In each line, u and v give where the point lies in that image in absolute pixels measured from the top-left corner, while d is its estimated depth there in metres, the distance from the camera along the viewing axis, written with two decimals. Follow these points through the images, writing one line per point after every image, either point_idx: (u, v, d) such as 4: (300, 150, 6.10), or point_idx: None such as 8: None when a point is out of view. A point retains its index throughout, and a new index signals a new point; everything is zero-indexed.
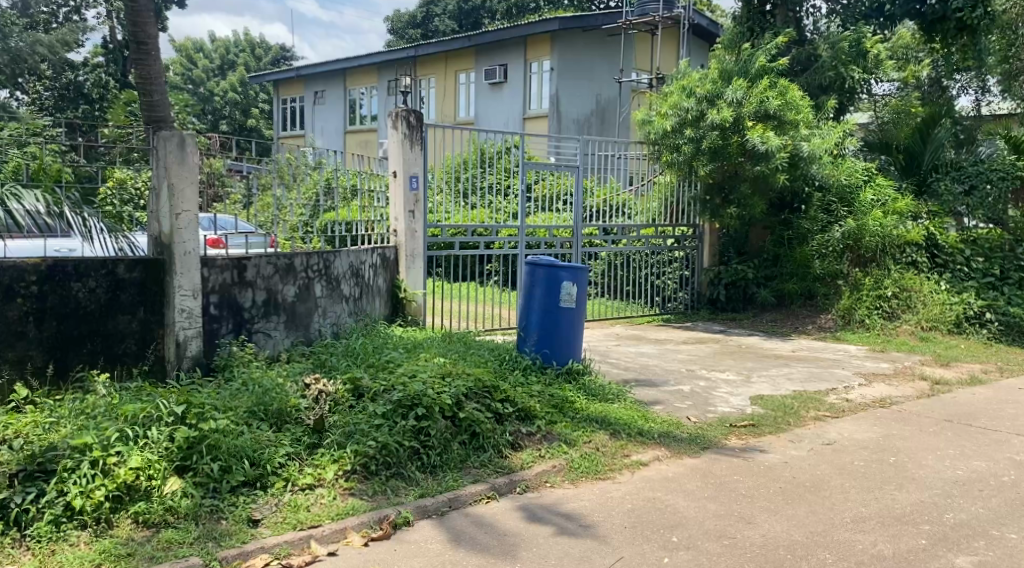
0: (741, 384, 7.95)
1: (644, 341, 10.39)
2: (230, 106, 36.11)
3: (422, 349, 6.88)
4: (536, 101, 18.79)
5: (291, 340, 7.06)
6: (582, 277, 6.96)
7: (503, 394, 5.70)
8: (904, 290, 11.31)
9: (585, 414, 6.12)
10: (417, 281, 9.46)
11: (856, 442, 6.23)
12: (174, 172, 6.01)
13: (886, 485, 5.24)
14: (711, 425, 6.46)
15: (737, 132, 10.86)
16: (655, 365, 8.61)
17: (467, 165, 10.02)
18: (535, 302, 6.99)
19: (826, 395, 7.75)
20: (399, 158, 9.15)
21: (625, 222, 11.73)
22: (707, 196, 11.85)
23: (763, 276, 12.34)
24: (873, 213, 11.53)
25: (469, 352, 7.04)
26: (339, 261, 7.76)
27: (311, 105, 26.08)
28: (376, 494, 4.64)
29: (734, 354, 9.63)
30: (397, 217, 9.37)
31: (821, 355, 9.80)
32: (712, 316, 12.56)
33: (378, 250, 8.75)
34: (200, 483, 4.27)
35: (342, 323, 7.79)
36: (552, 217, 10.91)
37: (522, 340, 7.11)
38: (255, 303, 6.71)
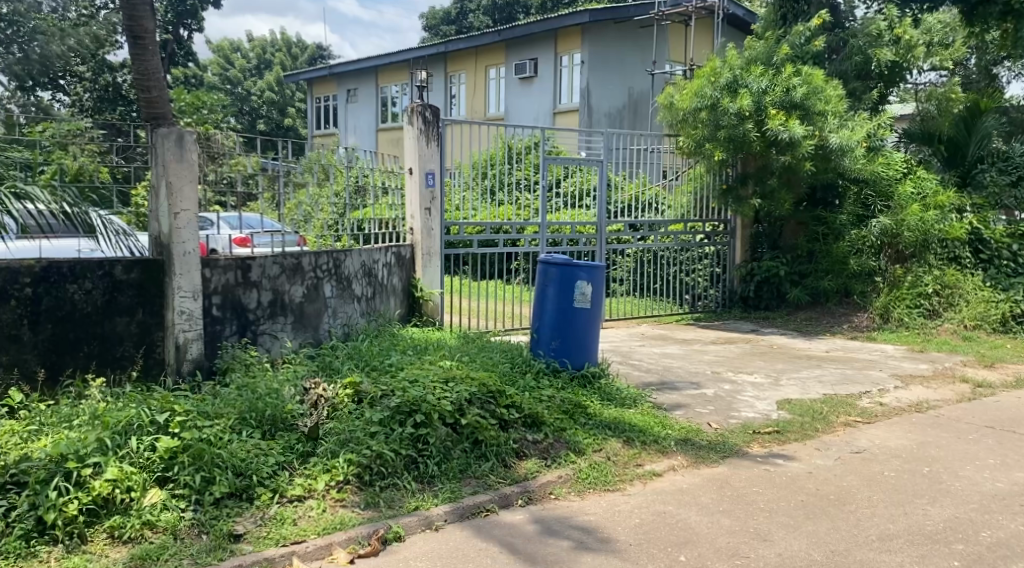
0: (769, 387, 7.59)
1: (671, 341, 10.05)
2: (268, 106, 36.39)
3: (432, 352, 6.66)
4: (567, 95, 18.47)
5: (299, 342, 6.87)
6: (598, 276, 6.68)
7: (509, 400, 5.45)
8: (946, 288, 10.83)
9: (598, 420, 5.84)
10: (434, 280, 9.25)
11: (887, 451, 5.86)
12: (172, 170, 5.85)
13: (918, 499, 4.87)
14: (733, 431, 6.13)
15: (755, 121, 10.49)
16: (679, 367, 8.27)
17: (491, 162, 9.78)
18: (549, 302, 6.71)
19: (859, 399, 7.35)
20: (415, 154, 8.98)
21: (653, 218, 11.39)
22: (731, 188, 11.51)
23: (797, 274, 11.87)
24: (911, 207, 10.96)
25: (480, 355, 6.79)
26: (350, 260, 7.57)
27: (344, 103, 26.06)
28: (369, 506, 4.40)
29: (764, 354, 9.25)
30: (414, 215, 9.16)
31: (855, 355, 9.37)
32: (745, 315, 12.16)
33: (392, 249, 8.56)
34: (181, 494, 4.12)
35: (354, 324, 7.59)
36: (576, 213, 10.61)
37: (536, 342, 6.84)
38: (261, 304, 6.53)
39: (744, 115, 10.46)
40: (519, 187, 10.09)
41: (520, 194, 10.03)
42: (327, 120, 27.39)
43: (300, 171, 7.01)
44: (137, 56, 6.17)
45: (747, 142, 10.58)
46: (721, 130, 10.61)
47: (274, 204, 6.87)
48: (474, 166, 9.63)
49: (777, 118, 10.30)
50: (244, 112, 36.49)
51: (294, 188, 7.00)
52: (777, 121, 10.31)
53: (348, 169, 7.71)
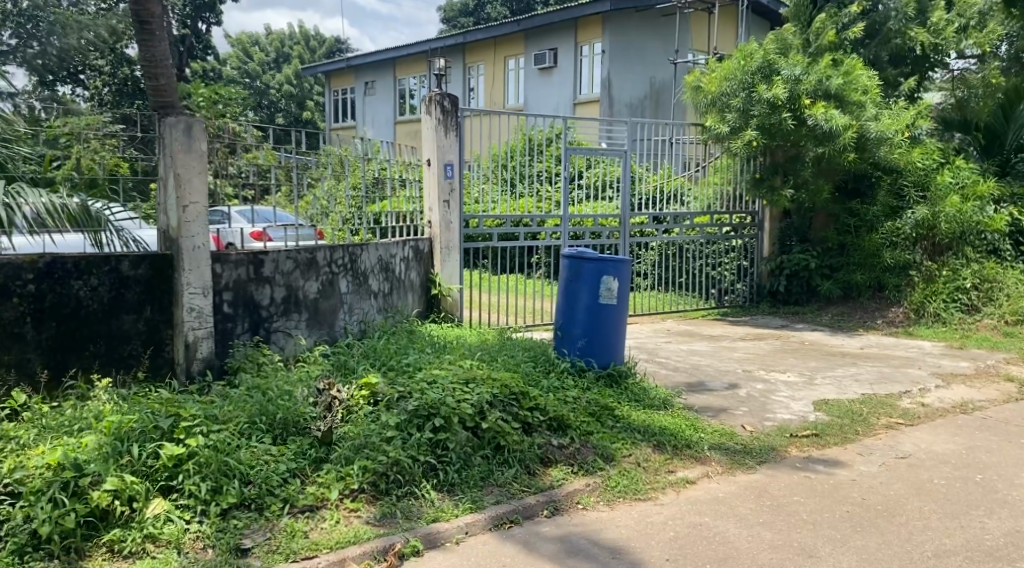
0: (803, 387, 7.26)
1: (699, 338, 9.73)
2: (287, 99, 36.34)
3: (452, 350, 6.39)
4: (587, 85, 18.12)
5: (314, 340, 6.62)
6: (625, 270, 6.37)
7: (532, 402, 5.17)
8: (986, 282, 10.50)
9: (626, 423, 5.55)
10: (453, 275, 8.98)
11: (934, 456, 5.53)
12: (181, 160, 5.59)
13: (974, 510, 4.54)
14: (769, 435, 5.81)
15: (789, 109, 10.12)
16: (708, 365, 7.95)
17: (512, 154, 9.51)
18: (575, 299, 6.42)
19: (899, 399, 7.02)
20: (433, 145, 8.71)
21: (678, 210, 11.05)
22: (760, 178, 11.15)
23: (827, 267, 11.50)
24: (950, 198, 10.58)
25: (500, 353, 6.51)
26: (367, 255, 7.32)
27: (362, 96, 25.84)
28: (385, 517, 4.13)
29: (796, 352, 8.91)
30: (432, 208, 8.88)
31: (891, 352, 9.03)
32: (773, 310, 11.80)
33: (410, 243, 8.30)
34: (186, 505, 3.86)
35: (371, 320, 7.34)
36: (599, 206, 10.30)
37: (561, 340, 6.55)
38: (274, 300, 6.29)
39: (777, 103, 10.09)
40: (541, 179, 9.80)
41: (541, 185, 9.74)
42: (344, 113, 27.17)
43: (316, 164, 6.77)
44: (143, 41, 5.90)
45: (783, 132, 10.22)
46: (755, 120, 10.26)
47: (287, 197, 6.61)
48: (495, 157, 9.35)
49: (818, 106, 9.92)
50: (262, 106, 36.33)
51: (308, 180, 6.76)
52: (816, 109, 9.94)
53: (364, 161, 7.43)
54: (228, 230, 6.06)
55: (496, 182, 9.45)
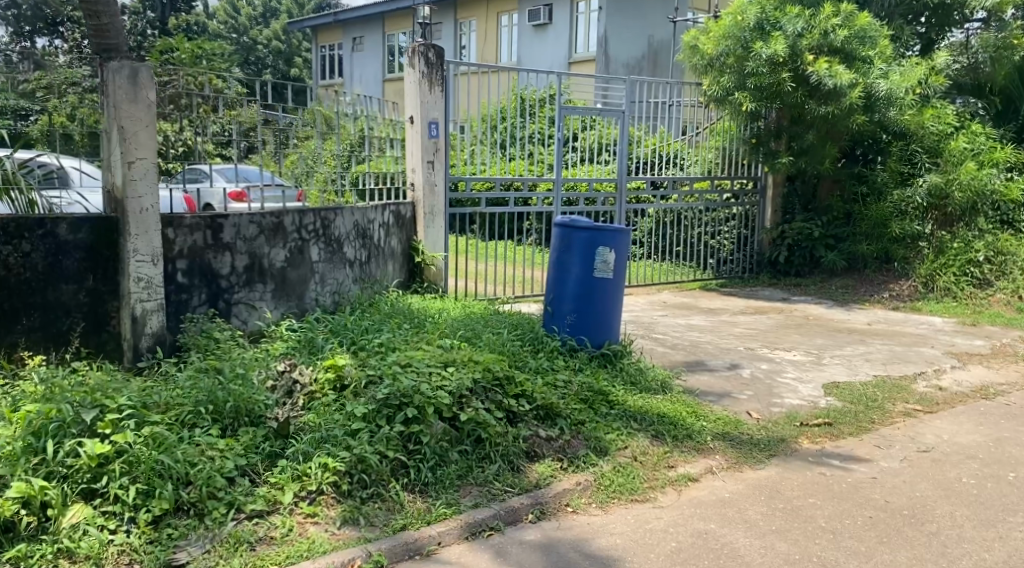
0: (811, 368, 6.73)
1: (696, 311, 9.20)
2: (274, 56, 35.43)
3: (430, 328, 5.83)
4: (583, 44, 17.34)
5: (280, 313, 6.04)
6: (624, 241, 5.84)
7: (519, 388, 4.63)
8: (999, 255, 10.00)
9: (621, 410, 5.02)
10: (437, 242, 8.39)
11: (960, 450, 5.05)
12: (125, 112, 4.96)
13: (1011, 517, 4.07)
14: (778, 424, 5.30)
15: (790, 69, 9.53)
16: (708, 342, 7.41)
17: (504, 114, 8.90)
18: (569, 272, 5.88)
19: (914, 382, 6.53)
20: (416, 101, 8.08)
21: (676, 175, 10.45)
22: (758, 141, 10.55)
23: (832, 237, 10.88)
24: (965, 164, 9.96)
25: (483, 330, 5.96)
26: (341, 221, 6.73)
27: (350, 52, 24.96)
28: (346, 524, 3.59)
29: (801, 327, 8.39)
30: (415, 169, 8.26)
31: (902, 329, 8.52)
32: (773, 281, 11.22)
33: (390, 207, 7.69)
34: (112, 512, 3.32)
35: (346, 292, 6.78)
36: (593, 169, 9.68)
37: (550, 316, 6.01)
38: (235, 269, 5.70)
39: (776, 63, 9.49)
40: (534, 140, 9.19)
41: (534, 146, 9.13)
42: (332, 71, 26.28)
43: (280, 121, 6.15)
44: None
45: (783, 93, 9.65)
46: (752, 79, 9.65)
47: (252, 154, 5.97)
48: (483, 117, 8.72)
49: (821, 61, 9.29)
50: (249, 63, 35.27)
51: (275, 138, 6.14)
52: (821, 67, 9.30)
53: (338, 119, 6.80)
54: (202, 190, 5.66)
55: (485, 142, 8.83)
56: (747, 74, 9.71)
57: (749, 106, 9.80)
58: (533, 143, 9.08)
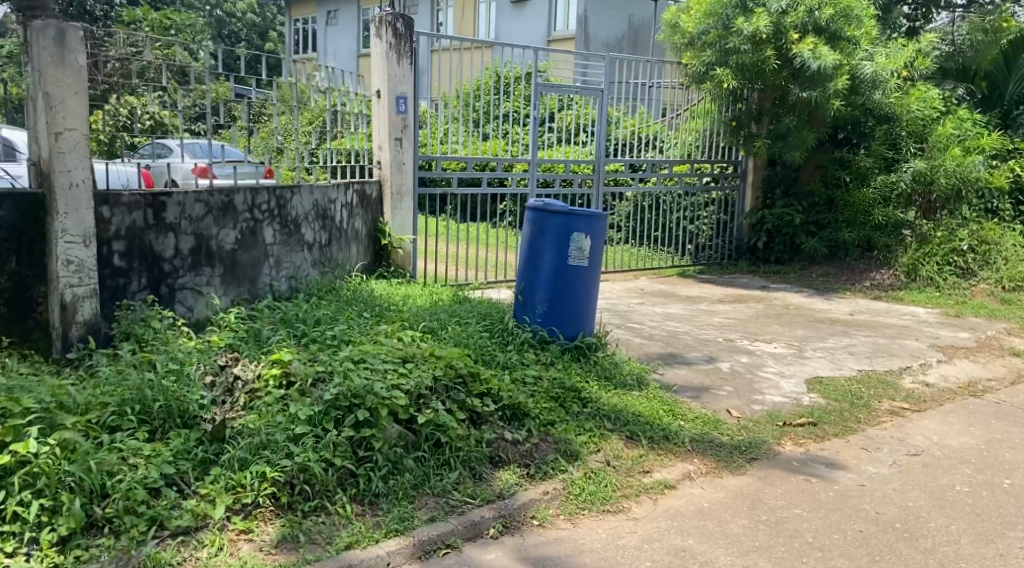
0: (792, 361, 6.41)
1: (674, 300, 8.86)
2: (248, 29, 34.54)
3: (392, 319, 5.44)
4: (562, 21, 16.89)
5: (231, 299, 5.63)
6: (600, 226, 5.48)
7: (483, 386, 4.26)
8: (983, 244, 9.75)
9: (594, 409, 4.67)
10: (405, 224, 7.97)
11: (951, 453, 4.75)
12: (52, 76, 4.49)
13: (1010, 532, 3.77)
14: (759, 424, 4.97)
15: (774, 49, 9.17)
16: (686, 333, 7.08)
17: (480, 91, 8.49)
18: (542, 258, 5.51)
19: (899, 378, 6.23)
20: (382, 73, 7.62)
21: (655, 157, 10.08)
22: (738, 124, 10.19)
23: (813, 223, 10.56)
24: (950, 150, 9.73)
25: (448, 321, 5.57)
26: (300, 200, 6.30)
27: (324, 26, 24.29)
28: (284, 541, 3.21)
29: (781, 317, 8.08)
30: (381, 146, 7.81)
31: (884, 320, 8.24)
32: (753, 268, 10.91)
33: (353, 186, 7.25)
34: (9, 533, 2.94)
35: (304, 276, 6.37)
36: (570, 150, 9.29)
37: (522, 305, 5.65)
38: (179, 252, 5.27)
39: (759, 42, 9.13)
40: (509, 118, 8.78)
41: (511, 126, 8.73)
42: (305, 45, 25.57)
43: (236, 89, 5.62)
44: None
45: (766, 73, 9.30)
46: (734, 58, 9.28)
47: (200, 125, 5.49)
48: (456, 94, 8.29)
49: (805, 41, 8.95)
50: (223, 36, 34.29)
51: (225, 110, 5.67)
52: (806, 47, 8.95)
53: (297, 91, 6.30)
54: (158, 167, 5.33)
55: (456, 120, 8.41)
56: (729, 52, 9.33)
57: (731, 86, 9.44)
58: (509, 122, 8.67)
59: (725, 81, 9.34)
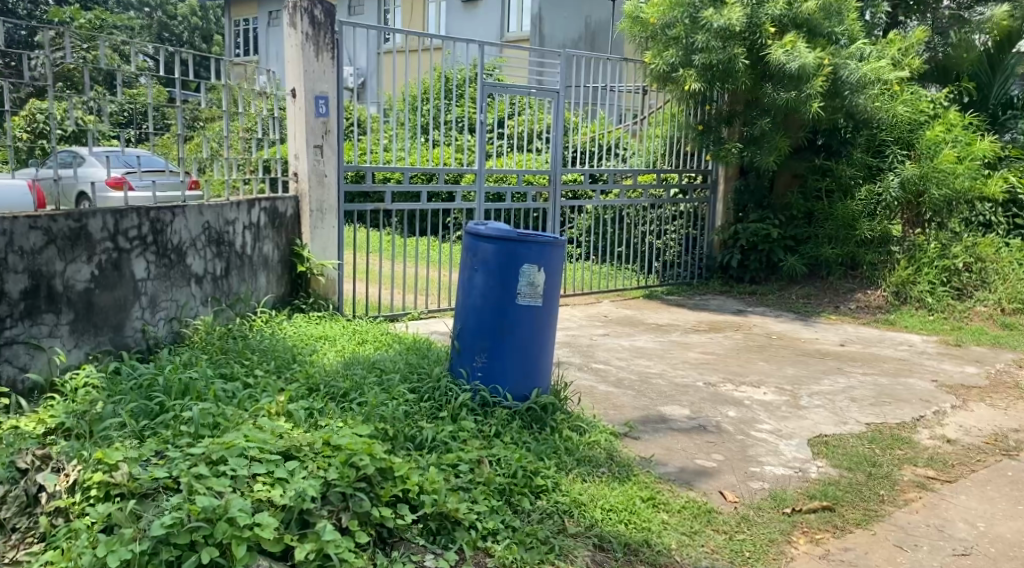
0: (788, 414, 5.33)
1: (641, 329, 7.75)
2: (191, 32, 32.28)
3: (288, 383, 4.23)
4: (515, 20, 15.79)
5: (82, 352, 4.39)
6: (557, 256, 4.39)
7: (398, 488, 3.12)
8: (977, 261, 8.84)
9: (550, 506, 3.54)
10: (327, 248, 6.72)
11: (1008, 550, 3.72)
12: None
13: None
14: (762, 512, 3.88)
15: (746, 46, 8.18)
16: (658, 377, 5.96)
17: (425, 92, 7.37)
18: (482, 297, 4.38)
19: (915, 432, 5.20)
20: (297, 68, 6.38)
21: (617, 166, 8.97)
22: (702, 128, 9.18)
23: (790, 238, 9.55)
24: (943, 156, 8.78)
25: (366, 380, 4.39)
26: (181, 223, 5.11)
27: (266, 26, 22.78)
28: None
29: (766, 352, 7.02)
30: (298, 155, 6.53)
31: (880, 353, 7.24)
32: (725, 287, 9.87)
33: (260, 204, 6.03)
34: None
35: (190, 316, 5.16)
36: (524, 159, 8.18)
37: (457, 356, 4.51)
38: (5, 296, 4.02)
39: (729, 37, 8.09)
40: (465, 124, 7.63)
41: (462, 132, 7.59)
42: (246, 47, 24.03)
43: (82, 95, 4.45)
44: None
45: (733, 75, 8.26)
46: (701, 56, 8.22)
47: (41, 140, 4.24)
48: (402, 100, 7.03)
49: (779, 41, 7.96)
50: (164, 39, 32.26)
51: (77, 112, 4.42)
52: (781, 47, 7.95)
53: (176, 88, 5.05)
54: (73, 182, 4.36)
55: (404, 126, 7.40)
56: (696, 49, 8.27)
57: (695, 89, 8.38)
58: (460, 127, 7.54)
59: (687, 82, 8.29)
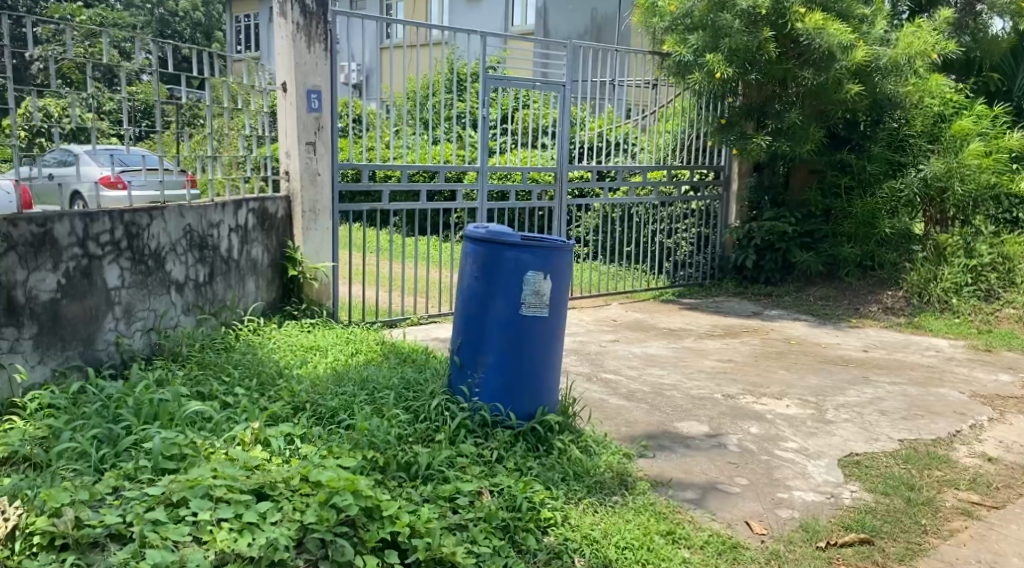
0: (815, 430, 4.94)
1: (653, 334, 7.35)
2: (193, 29, 31.84)
3: (268, 405, 3.85)
4: (521, 14, 15.36)
5: (47, 369, 4.03)
6: (564, 263, 4.01)
7: (387, 531, 2.72)
8: (1006, 260, 8.41)
9: (559, 547, 3.16)
10: (321, 250, 6.33)
11: None
12: None
13: None
14: (793, 546, 3.50)
15: (772, 26, 7.77)
16: (673, 389, 5.56)
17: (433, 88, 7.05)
18: (484, 308, 4.00)
19: (953, 449, 4.80)
20: (287, 60, 5.98)
21: (627, 163, 8.56)
22: (724, 122, 8.66)
23: (807, 237, 9.12)
24: (969, 150, 8.37)
25: (356, 399, 4.01)
26: (160, 226, 4.74)
27: (267, 24, 22.38)
28: None
29: (786, 359, 6.62)
30: (289, 152, 6.14)
31: (907, 359, 6.83)
32: (740, 289, 9.44)
33: (248, 204, 5.65)
34: None
35: (170, 326, 4.80)
36: (529, 156, 7.79)
37: (457, 372, 4.12)
38: None
39: (757, 18, 7.73)
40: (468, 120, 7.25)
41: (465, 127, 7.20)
42: (247, 45, 23.63)
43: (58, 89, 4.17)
44: None
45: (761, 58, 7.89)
46: (726, 40, 7.78)
47: (38, 137, 4.09)
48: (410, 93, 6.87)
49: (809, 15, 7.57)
50: (164, 36, 31.86)
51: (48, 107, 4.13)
52: (812, 22, 7.57)
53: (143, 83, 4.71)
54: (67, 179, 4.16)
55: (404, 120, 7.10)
56: (718, 35, 7.86)
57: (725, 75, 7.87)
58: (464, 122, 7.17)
59: (717, 68, 7.81)
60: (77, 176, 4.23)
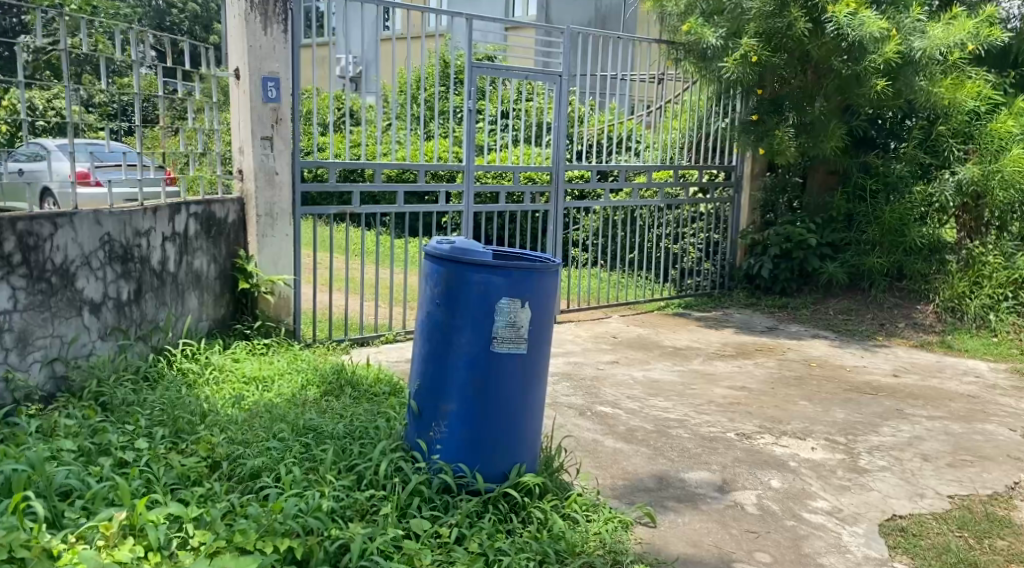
0: (848, 484, 4.14)
1: (657, 355, 6.55)
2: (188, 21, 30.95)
3: (168, 467, 3.08)
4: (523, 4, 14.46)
5: None
6: (546, 289, 3.24)
7: None
8: None
9: None
10: (278, 259, 5.51)
11: None
12: None
13: None
14: None
15: (803, 7, 6.94)
16: (679, 427, 4.76)
17: (422, 81, 6.26)
18: (448, 344, 3.23)
19: (1015, 510, 4.00)
20: (242, 43, 5.17)
21: (630, 163, 7.75)
22: (754, 119, 7.78)
23: (828, 245, 8.28)
24: (1011, 153, 7.50)
25: (286, 457, 3.25)
26: (67, 237, 4.00)
27: None
28: None
29: (807, 387, 5.81)
30: (242, 147, 5.33)
31: (945, 387, 6.02)
32: (752, 300, 8.63)
33: (187, 207, 4.88)
34: None
35: (79, 355, 4.06)
36: (522, 154, 6.99)
37: (415, 420, 3.35)
38: None
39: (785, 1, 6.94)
40: (453, 115, 6.43)
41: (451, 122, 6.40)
42: None
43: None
44: None
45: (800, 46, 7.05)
46: (750, 29, 7.05)
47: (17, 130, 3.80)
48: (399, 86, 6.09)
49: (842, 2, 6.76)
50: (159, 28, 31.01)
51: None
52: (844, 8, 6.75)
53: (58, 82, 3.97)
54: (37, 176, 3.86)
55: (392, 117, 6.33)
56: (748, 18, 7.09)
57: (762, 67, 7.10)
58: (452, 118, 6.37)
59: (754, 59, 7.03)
60: (48, 173, 3.92)
